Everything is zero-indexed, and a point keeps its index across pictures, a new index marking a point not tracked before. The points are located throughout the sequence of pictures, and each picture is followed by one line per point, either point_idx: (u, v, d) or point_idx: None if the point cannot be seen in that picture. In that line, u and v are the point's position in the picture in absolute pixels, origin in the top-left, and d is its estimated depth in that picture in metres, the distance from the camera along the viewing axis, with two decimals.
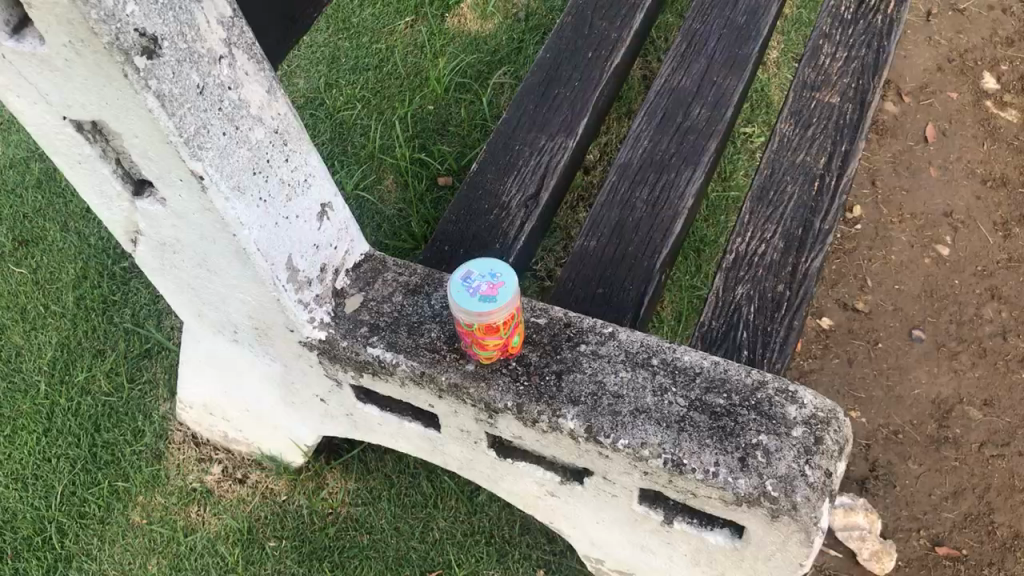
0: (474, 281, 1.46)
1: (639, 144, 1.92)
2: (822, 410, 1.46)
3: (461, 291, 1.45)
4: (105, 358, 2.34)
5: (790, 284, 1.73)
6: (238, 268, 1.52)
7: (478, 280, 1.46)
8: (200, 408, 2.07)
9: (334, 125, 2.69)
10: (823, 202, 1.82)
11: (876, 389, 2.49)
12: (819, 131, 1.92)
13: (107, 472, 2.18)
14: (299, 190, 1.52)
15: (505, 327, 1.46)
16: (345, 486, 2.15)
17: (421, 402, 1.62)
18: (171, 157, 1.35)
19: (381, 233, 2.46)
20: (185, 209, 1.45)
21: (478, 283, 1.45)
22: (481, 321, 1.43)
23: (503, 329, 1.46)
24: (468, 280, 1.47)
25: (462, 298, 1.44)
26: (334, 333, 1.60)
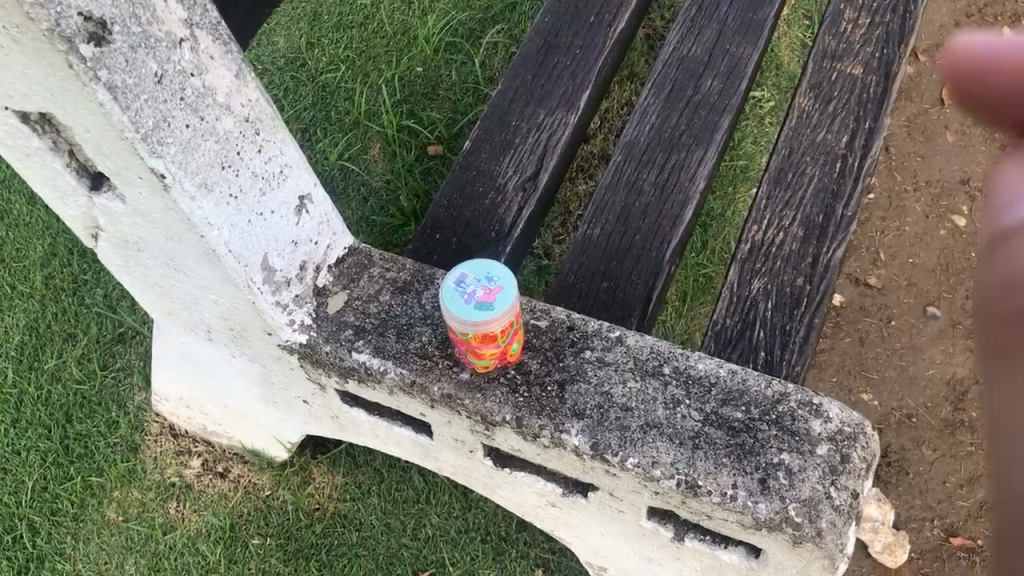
0: (470, 284, 1.33)
1: (646, 121, 1.77)
2: (848, 425, 1.35)
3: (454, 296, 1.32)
4: (77, 343, 2.21)
5: (811, 277, 1.60)
6: (208, 269, 1.38)
7: (475, 284, 1.33)
8: (177, 401, 1.94)
9: (317, 89, 2.52)
10: (846, 185, 1.68)
11: (888, 370, 2.38)
12: (840, 106, 1.77)
13: (80, 465, 2.06)
14: (275, 182, 1.37)
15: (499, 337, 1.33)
16: (333, 481, 2.04)
17: (411, 410, 1.50)
18: (127, 153, 1.20)
19: (369, 207, 2.32)
20: (146, 206, 1.30)
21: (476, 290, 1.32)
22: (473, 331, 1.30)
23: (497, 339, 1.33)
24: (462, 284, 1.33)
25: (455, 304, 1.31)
26: (316, 336, 1.47)
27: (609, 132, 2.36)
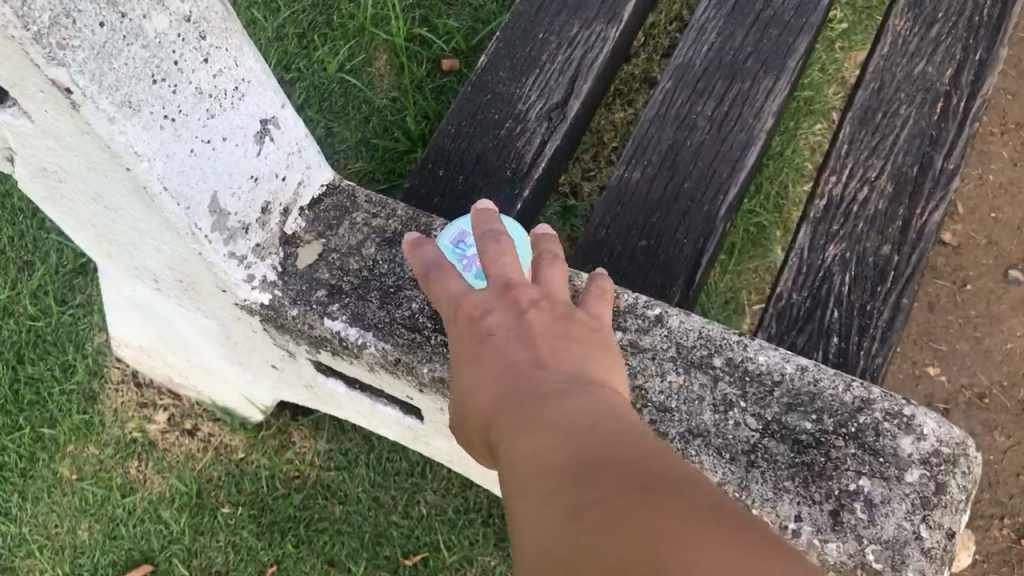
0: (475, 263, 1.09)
1: (703, 40, 1.44)
2: (947, 444, 1.05)
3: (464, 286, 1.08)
4: (32, 272, 1.92)
5: (899, 247, 1.29)
6: (143, 210, 1.09)
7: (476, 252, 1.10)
8: (137, 348, 1.67)
9: None
10: (948, 131, 1.35)
11: (960, 341, 2.07)
12: (946, 30, 1.42)
13: (31, 414, 1.81)
14: (227, 102, 1.07)
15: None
16: (315, 447, 1.77)
17: (396, 391, 1.22)
18: (19, 57, 0.89)
19: (371, 129, 2.01)
20: (58, 128, 1.00)
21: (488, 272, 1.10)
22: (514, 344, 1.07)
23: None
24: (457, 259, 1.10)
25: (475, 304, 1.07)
26: (281, 297, 1.19)
27: (653, 51, 2.01)
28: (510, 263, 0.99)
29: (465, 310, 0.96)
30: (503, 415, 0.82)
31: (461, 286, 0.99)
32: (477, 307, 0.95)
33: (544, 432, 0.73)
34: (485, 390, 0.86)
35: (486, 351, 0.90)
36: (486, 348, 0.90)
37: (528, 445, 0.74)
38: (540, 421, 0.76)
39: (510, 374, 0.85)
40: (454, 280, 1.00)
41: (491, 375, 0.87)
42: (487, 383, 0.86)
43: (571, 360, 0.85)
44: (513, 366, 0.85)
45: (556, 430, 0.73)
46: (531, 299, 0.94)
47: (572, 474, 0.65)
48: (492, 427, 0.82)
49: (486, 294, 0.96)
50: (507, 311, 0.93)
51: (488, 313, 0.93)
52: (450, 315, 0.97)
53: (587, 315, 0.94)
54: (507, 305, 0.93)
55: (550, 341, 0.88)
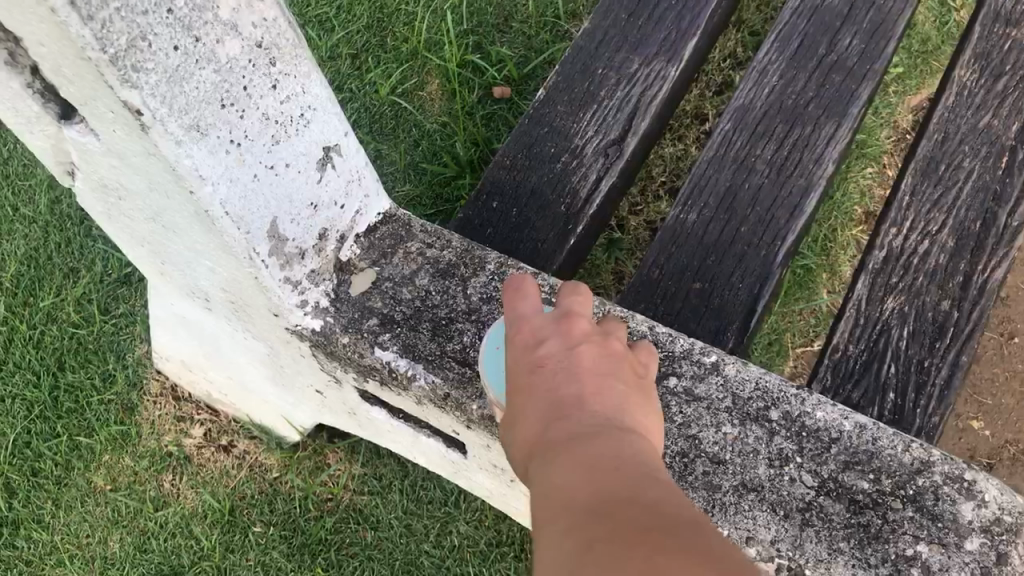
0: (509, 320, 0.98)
1: (764, 82, 1.42)
2: (1010, 512, 1.02)
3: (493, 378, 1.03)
4: (78, 280, 1.94)
5: (960, 302, 1.27)
6: (201, 232, 1.09)
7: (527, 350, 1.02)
8: (178, 364, 1.67)
9: (373, 8, 2.14)
10: (1013, 187, 1.33)
11: (1005, 395, 2.04)
12: (1012, 83, 1.40)
13: (69, 422, 1.81)
14: (292, 128, 1.07)
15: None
16: (350, 470, 1.77)
17: (442, 424, 1.21)
18: (94, 78, 0.89)
19: (420, 153, 2.00)
20: (125, 149, 1.01)
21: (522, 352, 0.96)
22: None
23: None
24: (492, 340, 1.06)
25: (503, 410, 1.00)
26: (333, 323, 1.18)
27: (706, 88, 2.00)
28: (581, 303, 0.92)
29: (519, 333, 0.90)
30: (544, 453, 0.78)
31: (526, 304, 0.93)
32: (535, 334, 0.89)
33: (582, 477, 0.71)
34: (527, 425, 0.82)
35: (535, 381, 0.84)
36: (535, 378, 0.85)
37: (568, 491, 0.70)
38: (580, 466, 0.73)
39: (554, 409, 0.81)
40: (524, 297, 0.93)
41: (535, 406, 0.83)
42: (527, 416, 0.83)
43: (615, 403, 0.81)
44: (557, 402, 0.81)
45: (595, 480, 0.70)
46: (588, 331, 0.88)
47: (609, 535, 0.63)
48: (531, 463, 0.79)
49: (544, 321, 0.90)
50: (562, 339, 0.87)
51: (542, 341, 0.88)
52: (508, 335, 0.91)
53: (638, 359, 0.89)
54: (561, 332, 0.88)
55: (599, 379, 0.83)
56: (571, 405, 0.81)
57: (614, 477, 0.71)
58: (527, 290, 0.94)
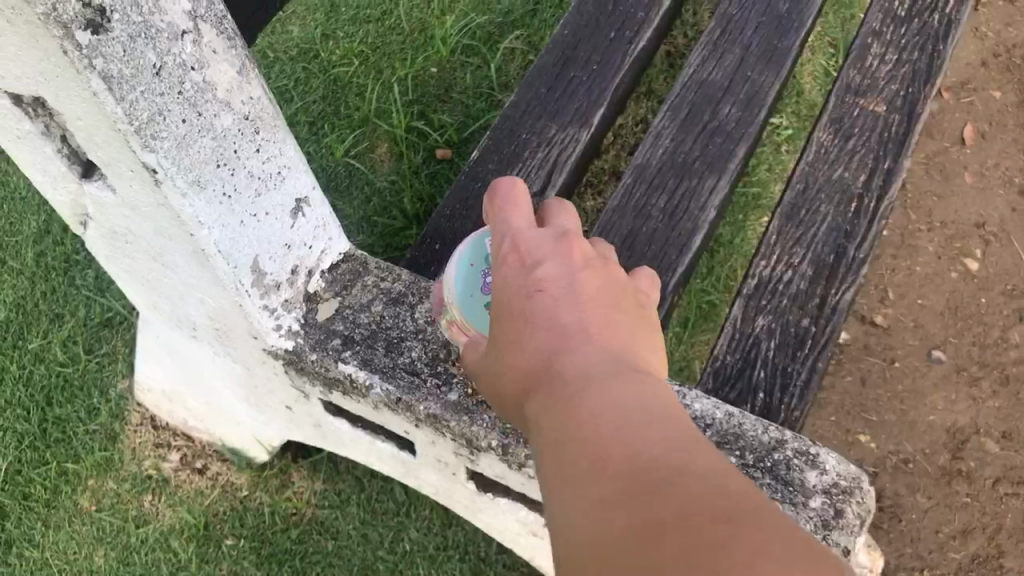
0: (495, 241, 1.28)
1: (659, 144, 1.72)
2: (845, 478, 1.30)
3: (458, 287, 1.29)
4: (63, 324, 2.17)
5: (816, 319, 1.56)
6: (196, 268, 1.34)
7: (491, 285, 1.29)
8: (160, 393, 1.90)
9: (328, 81, 2.44)
10: (860, 226, 1.64)
11: (888, 412, 2.34)
12: (860, 143, 1.72)
13: (57, 451, 2.02)
14: (271, 183, 1.32)
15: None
16: (312, 486, 1.99)
17: (395, 427, 1.46)
18: (120, 144, 1.14)
19: (371, 208, 2.27)
20: (137, 200, 1.26)
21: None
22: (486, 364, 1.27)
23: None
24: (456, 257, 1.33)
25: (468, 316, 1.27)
26: (303, 343, 1.43)
27: (621, 149, 2.30)
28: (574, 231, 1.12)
29: (514, 253, 1.09)
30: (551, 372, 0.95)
31: (518, 224, 1.12)
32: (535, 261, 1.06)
33: (588, 393, 0.88)
34: (534, 347, 0.99)
35: (538, 308, 1.01)
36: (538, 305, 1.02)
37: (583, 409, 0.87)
38: (589, 387, 0.89)
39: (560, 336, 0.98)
40: (516, 219, 1.13)
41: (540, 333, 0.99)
42: (531, 338, 1.00)
43: (610, 332, 0.99)
44: (560, 327, 0.99)
45: (601, 393, 0.88)
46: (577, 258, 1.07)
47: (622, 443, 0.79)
48: (542, 382, 0.95)
49: (541, 244, 1.08)
50: (559, 267, 1.04)
51: (541, 265, 1.06)
52: (504, 251, 1.10)
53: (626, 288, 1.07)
54: (555, 256, 1.07)
55: (596, 310, 1.00)
56: (573, 332, 0.98)
57: (628, 418, 0.83)
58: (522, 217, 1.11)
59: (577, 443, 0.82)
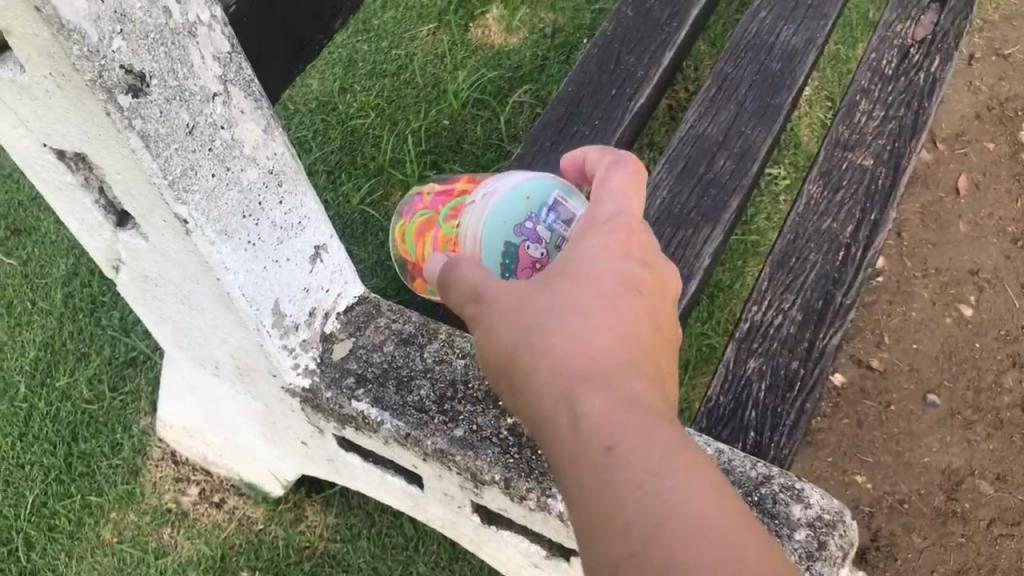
0: (567, 213, 1.32)
1: (656, 194, 1.82)
2: (828, 512, 1.36)
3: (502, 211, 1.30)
4: (90, 362, 2.27)
5: (805, 362, 1.65)
6: (221, 310, 1.44)
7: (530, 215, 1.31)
8: (181, 429, 1.99)
9: (345, 132, 2.56)
10: (847, 274, 1.73)
11: (885, 454, 2.40)
12: (848, 195, 1.81)
13: (81, 484, 2.11)
14: (292, 232, 1.42)
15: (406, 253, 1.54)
16: (325, 520, 2.07)
17: (404, 461, 1.54)
18: (154, 196, 1.25)
19: (385, 253, 2.36)
20: (167, 247, 1.36)
21: (552, 249, 1.30)
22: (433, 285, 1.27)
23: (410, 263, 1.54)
24: (522, 179, 1.34)
25: (484, 232, 1.29)
26: (319, 381, 1.52)
27: None
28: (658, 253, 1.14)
29: (618, 239, 1.10)
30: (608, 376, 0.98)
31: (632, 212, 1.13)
32: (621, 256, 1.08)
33: (656, 424, 0.92)
34: (596, 339, 1.00)
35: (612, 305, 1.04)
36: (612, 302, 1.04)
37: (648, 440, 0.91)
38: (653, 417, 0.93)
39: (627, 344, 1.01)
40: (627, 202, 1.14)
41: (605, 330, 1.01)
42: (594, 328, 1.01)
43: (660, 358, 1.03)
44: (625, 333, 1.02)
45: (666, 430, 0.92)
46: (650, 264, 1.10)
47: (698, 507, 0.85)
48: (598, 383, 0.97)
49: (647, 244, 1.11)
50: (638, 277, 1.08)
51: (634, 269, 1.08)
52: (607, 230, 1.10)
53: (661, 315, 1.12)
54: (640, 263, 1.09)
55: (655, 331, 1.05)
56: (647, 354, 1.02)
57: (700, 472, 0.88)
58: (623, 207, 1.13)
59: (678, 470, 0.88)
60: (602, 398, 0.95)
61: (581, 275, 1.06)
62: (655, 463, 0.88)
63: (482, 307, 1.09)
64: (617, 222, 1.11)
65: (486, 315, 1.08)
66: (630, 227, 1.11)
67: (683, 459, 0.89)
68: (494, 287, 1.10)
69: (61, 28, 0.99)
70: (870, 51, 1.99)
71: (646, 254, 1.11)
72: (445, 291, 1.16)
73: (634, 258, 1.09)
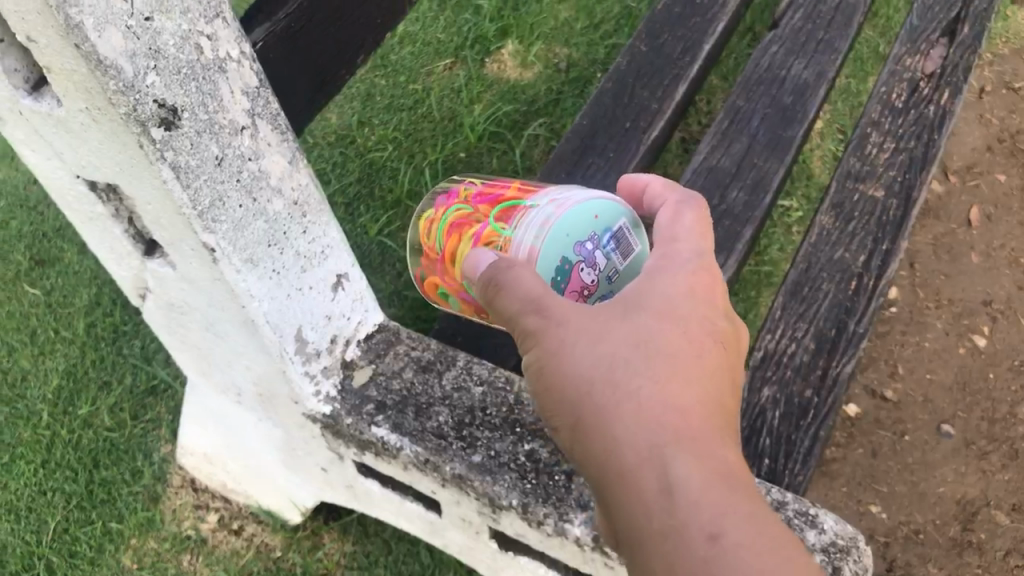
0: (626, 245, 1.24)
1: None
2: (842, 538, 1.38)
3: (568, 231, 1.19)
4: (111, 391, 2.31)
5: (820, 390, 1.66)
6: (245, 337, 1.47)
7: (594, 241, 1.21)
8: (201, 457, 2.01)
9: (363, 164, 2.61)
10: (860, 303, 1.75)
11: (899, 484, 2.40)
12: (860, 226, 1.84)
13: (102, 511, 2.14)
14: (315, 261, 1.46)
15: (428, 249, 1.36)
16: (342, 548, 2.09)
17: (423, 486, 1.56)
18: (184, 226, 1.28)
19: (402, 283, 2.40)
20: (194, 275, 1.39)
21: (602, 278, 1.22)
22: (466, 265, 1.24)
23: (429, 259, 1.35)
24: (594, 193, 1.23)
25: (544, 246, 1.18)
26: (339, 408, 1.55)
27: None
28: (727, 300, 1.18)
29: (699, 288, 1.13)
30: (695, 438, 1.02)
31: (704, 255, 1.17)
32: (703, 308, 1.12)
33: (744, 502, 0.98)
34: (686, 398, 1.04)
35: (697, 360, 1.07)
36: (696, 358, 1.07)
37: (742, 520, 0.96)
38: (739, 493, 0.99)
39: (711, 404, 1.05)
40: (699, 244, 1.18)
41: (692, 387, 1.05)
42: (683, 385, 1.05)
43: (732, 413, 1.08)
44: (708, 392, 1.06)
45: (753, 507, 0.98)
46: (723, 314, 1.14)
47: None
48: (688, 445, 1.01)
49: (723, 294, 1.15)
50: (716, 331, 1.11)
51: (713, 322, 1.12)
52: (688, 278, 1.13)
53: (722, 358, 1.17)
54: (717, 314, 1.13)
55: (730, 385, 1.09)
56: (724, 413, 1.07)
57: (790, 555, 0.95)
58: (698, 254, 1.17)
59: (775, 555, 0.94)
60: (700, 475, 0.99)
61: (665, 324, 1.09)
62: (756, 549, 0.94)
63: (562, 336, 1.08)
64: (696, 271, 1.14)
65: (564, 350, 1.07)
66: (707, 275, 1.15)
67: (783, 547, 0.95)
68: (573, 317, 1.08)
69: (98, 63, 1.03)
70: (880, 84, 2.03)
71: (720, 303, 1.15)
72: (494, 290, 1.12)
73: (712, 309, 1.13)
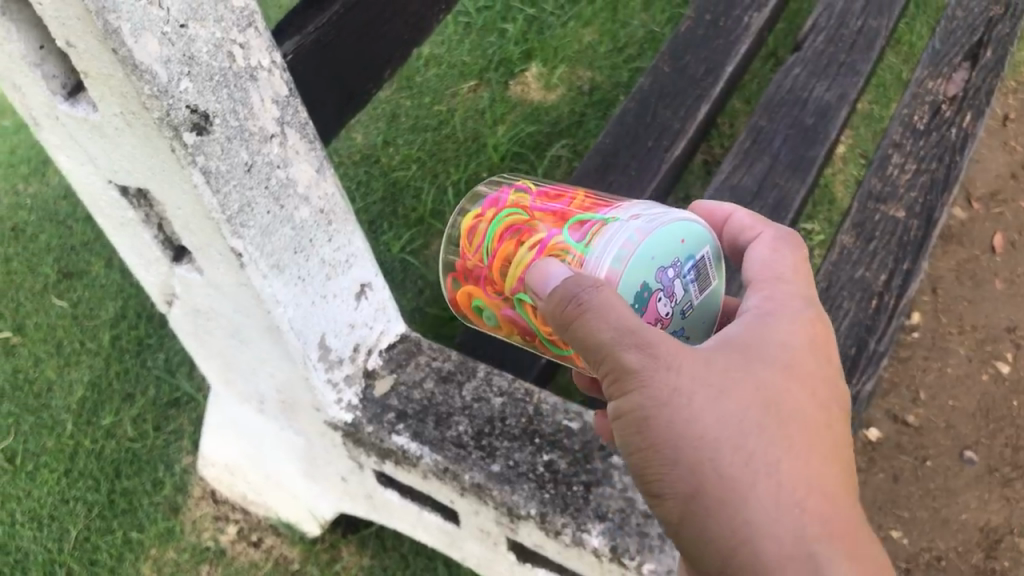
0: (704, 278, 1.16)
1: None
2: None
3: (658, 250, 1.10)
4: (134, 402, 2.33)
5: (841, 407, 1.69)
6: (270, 343, 1.49)
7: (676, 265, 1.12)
8: (222, 468, 2.03)
9: (387, 184, 2.64)
10: (880, 322, 1.76)
11: (921, 510, 2.38)
12: (881, 245, 1.84)
13: (122, 520, 2.15)
14: (339, 269, 1.48)
15: (473, 256, 1.33)
16: (360, 562, 2.08)
17: (442, 496, 1.57)
18: (212, 231, 1.31)
19: (424, 299, 2.41)
20: (221, 280, 1.42)
21: (676, 311, 1.14)
22: (535, 274, 1.13)
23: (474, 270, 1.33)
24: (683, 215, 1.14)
25: (635, 264, 1.08)
26: (360, 416, 1.56)
27: None
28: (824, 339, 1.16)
29: (813, 342, 1.10)
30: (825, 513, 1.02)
31: (810, 299, 1.14)
32: (817, 362, 1.10)
33: None
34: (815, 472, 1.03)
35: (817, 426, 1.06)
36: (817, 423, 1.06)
37: None
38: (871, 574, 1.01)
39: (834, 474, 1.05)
40: (803, 287, 1.15)
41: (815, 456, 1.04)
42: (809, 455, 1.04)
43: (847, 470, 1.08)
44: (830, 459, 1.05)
45: None
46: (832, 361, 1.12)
47: None
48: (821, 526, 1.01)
49: (831, 344, 1.13)
50: (829, 387, 1.10)
51: (826, 377, 1.10)
52: (805, 333, 1.10)
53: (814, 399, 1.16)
54: (828, 366, 1.11)
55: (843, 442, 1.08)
56: (843, 475, 1.06)
57: None
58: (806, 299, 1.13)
59: None
60: (842, 559, 1.00)
61: (785, 384, 1.06)
62: None
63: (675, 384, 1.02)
64: (809, 322, 1.11)
65: (681, 403, 1.02)
66: (818, 323, 1.12)
67: None
68: (687, 366, 1.02)
69: (134, 67, 1.06)
70: (902, 106, 2.03)
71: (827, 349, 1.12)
72: (577, 315, 1.02)
73: (823, 361, 1.10)
